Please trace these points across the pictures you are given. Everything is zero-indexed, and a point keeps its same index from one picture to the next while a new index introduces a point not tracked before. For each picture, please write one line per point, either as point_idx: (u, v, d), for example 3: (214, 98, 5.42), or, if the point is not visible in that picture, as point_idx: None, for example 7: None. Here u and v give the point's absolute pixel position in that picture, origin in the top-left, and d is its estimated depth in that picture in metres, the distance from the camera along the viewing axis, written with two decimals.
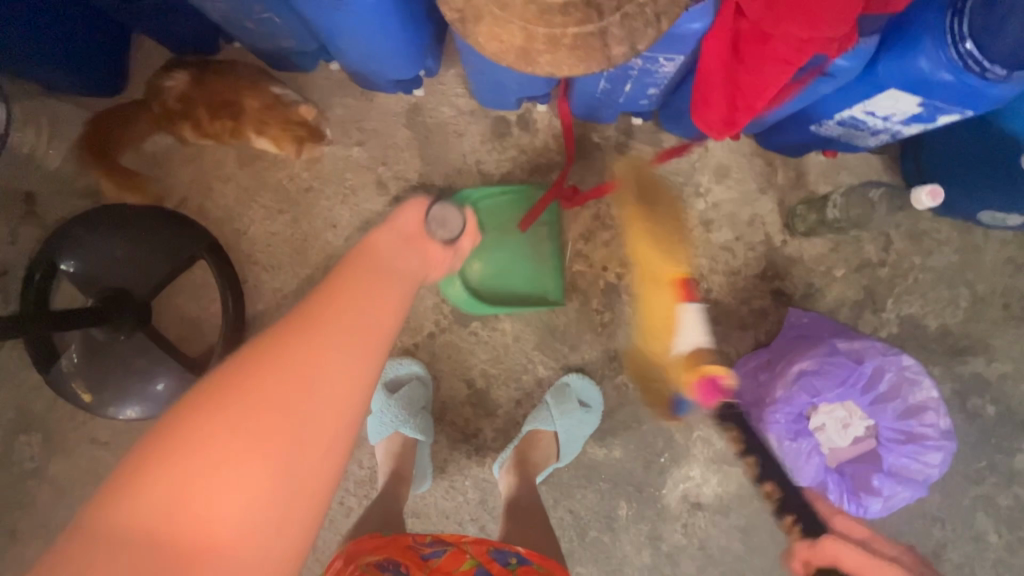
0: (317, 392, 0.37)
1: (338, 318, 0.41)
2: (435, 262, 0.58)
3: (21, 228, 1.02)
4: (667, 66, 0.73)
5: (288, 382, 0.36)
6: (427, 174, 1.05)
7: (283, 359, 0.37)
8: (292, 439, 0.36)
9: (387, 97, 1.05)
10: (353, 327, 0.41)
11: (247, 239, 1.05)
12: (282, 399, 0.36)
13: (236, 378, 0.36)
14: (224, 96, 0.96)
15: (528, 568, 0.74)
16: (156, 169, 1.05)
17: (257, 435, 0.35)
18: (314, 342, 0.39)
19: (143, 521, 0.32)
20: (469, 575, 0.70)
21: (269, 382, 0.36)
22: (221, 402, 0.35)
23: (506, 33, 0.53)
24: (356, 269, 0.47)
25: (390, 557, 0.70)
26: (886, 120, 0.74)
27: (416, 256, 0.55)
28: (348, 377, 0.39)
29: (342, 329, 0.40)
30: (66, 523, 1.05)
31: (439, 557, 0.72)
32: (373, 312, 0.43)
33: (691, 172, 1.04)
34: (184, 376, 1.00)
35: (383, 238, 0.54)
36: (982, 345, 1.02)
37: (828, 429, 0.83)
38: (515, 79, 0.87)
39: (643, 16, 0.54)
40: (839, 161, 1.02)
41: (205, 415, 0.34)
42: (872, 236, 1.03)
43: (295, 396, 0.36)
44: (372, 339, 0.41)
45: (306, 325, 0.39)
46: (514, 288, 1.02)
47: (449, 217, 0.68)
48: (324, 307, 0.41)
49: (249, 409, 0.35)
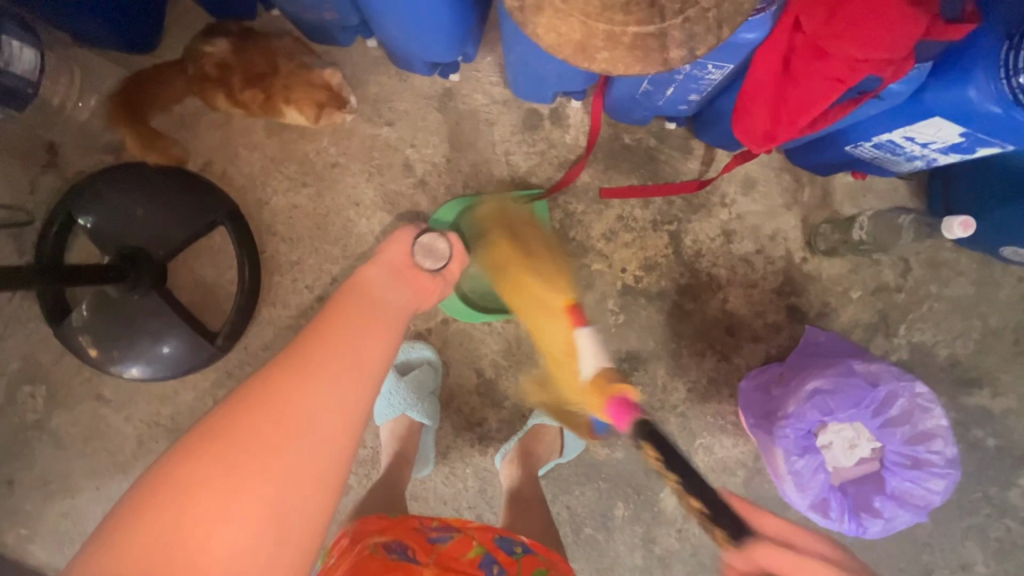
0: (314, 403, 0.40)
1: (332, 336, 0.43)
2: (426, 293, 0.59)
3: (40, 177, 1.00)
4: (714, 74, 0.72)
5: (287, 395, 0.39)
6: (454, 160, 1.05)
7: (283, 375, 0.40)
8: (294, 444, 0.38)
9: (421, 80, 1.04)
10: (346, 343, 0.43)
11: (268, 209, 1.05)
12: (283, 408, 0.39)
13: (247, 391, 0.40)
14: (260, 68, 0.96)
15: (530, 558, 0.75)
16: (183, 130, 1.04)
17: (264, 440, 0.38)
18: (312, 358, 0.41)
19: (175, 515, 0.36)
20: (476, 560, 0.71)
21: (273, 394, 0.39)
22: (234, 413, 0.39)
23: (565, 26, 0.53)
24: (357, 299, 0.49)
25: (398, 539, 0.71)
26: (924, 146, 0.75)
27: (406, 287, 0.56)
28: (343, 388, 0.41)
29: (333, 349, 0.42)
30: (67, 475, 1.05)
31: (446, 542, 0.73)
32: (364, 329, 0.45)
33: (718, 182, 1.04)
34: (195, 341, 1.00)
35: (371, 273, 0.55)
36: (989, 378, 1.03)
37: (835, 447, 0.84)
38: (556, 72, 0.87)
39: (705, 22, 0.53)
40: (866, 184, 1.03)
41: (223, 424, 0.38)
42: (892, 261, 1.03)
43: (294, 406, 0.39)
44: (363, 354, 0.43)
45: (304, 344, 0.42)
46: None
47: (439, 242, 0.67)
48: (318, 328, 0.44)
49: (258, 417, 0.38)
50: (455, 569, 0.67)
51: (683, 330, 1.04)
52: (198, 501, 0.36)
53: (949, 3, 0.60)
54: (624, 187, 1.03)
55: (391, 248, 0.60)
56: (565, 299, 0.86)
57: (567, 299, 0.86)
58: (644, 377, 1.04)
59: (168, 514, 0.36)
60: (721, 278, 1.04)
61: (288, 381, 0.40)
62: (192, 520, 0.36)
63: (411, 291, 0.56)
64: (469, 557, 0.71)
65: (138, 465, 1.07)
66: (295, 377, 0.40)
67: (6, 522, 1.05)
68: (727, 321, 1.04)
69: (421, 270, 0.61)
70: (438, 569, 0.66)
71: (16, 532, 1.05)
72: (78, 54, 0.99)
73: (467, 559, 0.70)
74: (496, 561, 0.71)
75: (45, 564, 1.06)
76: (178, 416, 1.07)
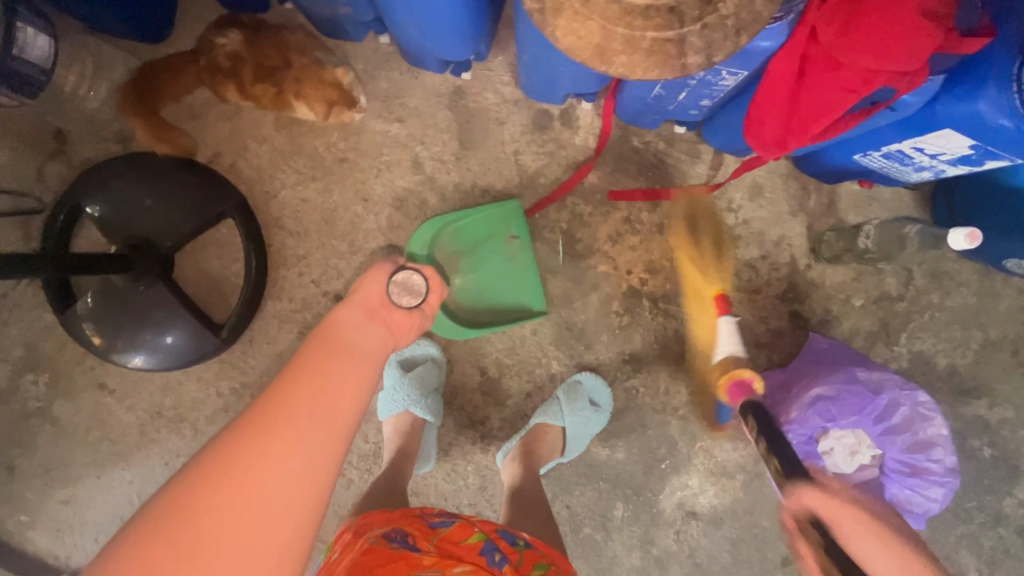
0: (277, 473, 0.39)
1: (296, 398, 0.42)
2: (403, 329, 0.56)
3: (48, 165, 1.00)
4: (728, 80, 0.72)
5: (247, 466, 0.38)
6: (463, 158, 1.05)
7: (243, 446, 0.39)
8: (253, 518, 0.37)
9: (432, 77, 1.05)
10: (311, 404, 0.42)
11: (276, 203, 1.05)
12: (244, 481, 0.38)
13: (206, 462, 0.38)
14: (272, 62, 0.97)
15: (533, 552, 0.76)
16: (193, 122, 1.04)
17: (220, 519, 0.37)
18: (274, 426, 0.40)
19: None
20: (477, 546, 0.71)
21: (235, 468, 0.38)
22: (191, 489, 0.37)
23: (585, 29, 0.54)
24: (328, 347, 0.47)
25: (398, 527, 0.72)
26: (933, 157, 0.75)
27: (383, 327, 0.54)
28: (306, 455, 0.40)
29: (299, 416, 0.41)
30: (68, 463, 1.06)
31: (446, 526, 0.74)
32: (330, 388, 0.43)
33: (725, 187, 1.05)
34: (199, 333, 1.00)
35: (343, 314, 0.52)
36: (987, 388, 1.04)
37: (836, 453, 0.85)
38: (569, 73, 0.87)
39: (723, 29, 0.54)
40: (872, 193, 1.03)
41: (179, 501, 0.37)
42: (895, 270, 1.04)
43: (253, 478, 0.38)
44: (328, 418, 0.42)
45: (267, 407, 0.41)
46: (499, 305, 1.04)
47: (415, 278, 0.63)
48: (282, 389, 0.42)
49: (216, 493, 0.37)
50: (455, 554, 0.68)
51: (687, 334, 1.05)
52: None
53: (965, 14, 0.59)
54: (631, 190, 1.04)
55: (366, 286, 0.57)
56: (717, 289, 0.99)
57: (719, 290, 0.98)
58: (646, 379, 1.05)
59: None
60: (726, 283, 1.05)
61: (248, 451, 0.39)
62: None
63: (385, 328, 0.53)
64: (470, 543, 0.72)
65: (140, 455, 1.07)
66: (255, 448, 0.39)
67: (6, 509, 1.05)
68: None
69: (396, 307, 0.57)
70: (438, 554, 0.67)
71: (16, 519, 1.05)
72: (89, 43, 0.99)
73: (467, 545, 0.71)
74: (497, 548, 0.72)
75: (45, 552, 1.06)
76: (180, 408, 1.07)
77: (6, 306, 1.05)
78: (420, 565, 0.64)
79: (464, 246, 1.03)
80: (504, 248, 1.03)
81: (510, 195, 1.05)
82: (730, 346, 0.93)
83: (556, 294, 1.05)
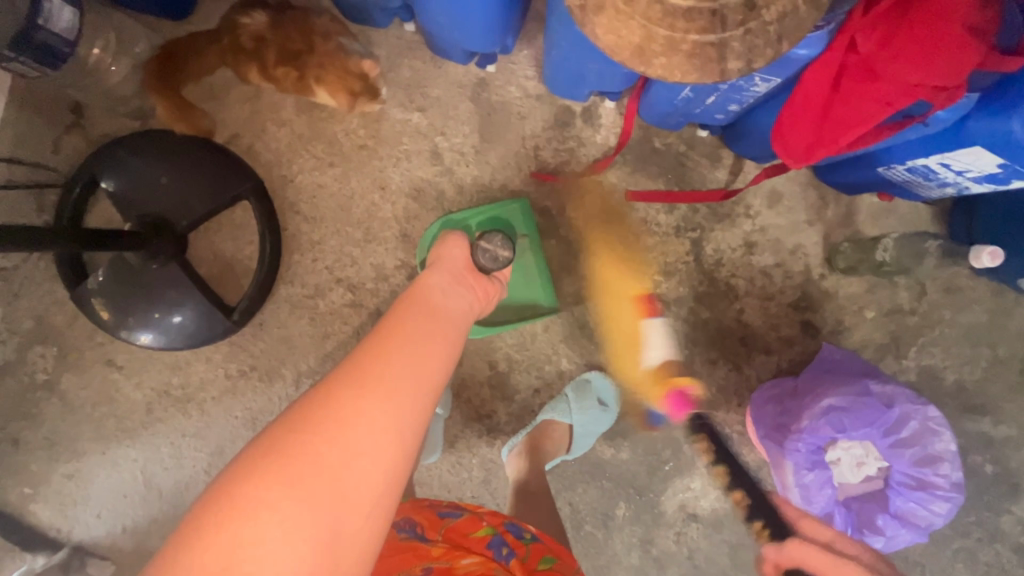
0: (371, 424, 0.40)
1: (388, 354, 0.45)
2: (483, 295, 0.68)
3: (65, 138, 0.99)
4: (760, 87, 0.72)
5: (345, 414, 0.40)
6: (483, 151, 1.04)
7: (339, 396, 0.41)
8: (349, 465, 0.39)
9: (456, 68, 1.04)
10: (402, 362, 0.45)
11: (293, 186, 1.04)
12: (345, 420, 0.40)
13: (304, 409, 0.41)
14: (295, 45, 0.95)
15: (539, 546, 0.76)
16: (213, 101, 1.03)
17: (319, 462, 0.38)
18: (368, 379, 0.42)
19: (233, 533, 0.36)
20: (485, 539, 0.73)
21: (331, 411, 0.40)
22: (289, 430, 0.40)
23: (626, 29, 0.53)
24: (408, 317, 0.51)
25: (408, 515, 0.74)
26: (959, 174, 0.75)
27: (468, 293, 0.64)
28: (396, 410, 0.42)
29: (391, 367, 0.44)
30: (73, 437, 1.06)
31: (456, 518, 0.75)
32: (420, 349, 0.47)
33: (743, 193, 1.04)
34: (210, 314, 1.00)
35: (435, 279, 0.64)
36: (993, 406, 1.05)
37: (843, 463, 0.85)
38: (596, 71, 0.86)
39: (765, 35, 0.53)
40: (890, 206, 1.03)
41: (282, 443, 0.39)
42: (908, 284, 1.04)
43: (349, 426, 0.40)
44: (418, 375, 0.45)
45: (363, 364, 0.43)
46: (507, 308, 1.02)
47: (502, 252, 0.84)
48: (374, 349, 0.45)
49: (316, 437, 0.39)
50: (462, 544, 0.70)
51: (698, 338, 1.05)
52: (251, 524, 0.37)
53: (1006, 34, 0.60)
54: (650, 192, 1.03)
55: (453, 256, 0.72)
56: (639, 288, 1.03)
57: (641, 289, 1.03)
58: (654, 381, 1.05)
59: (224, 533, 0.36)
60: (739, 288, 1.05)
61: (346, 402, 0.41)
62: (248, 541, 0.36)
63: (467, 295, 0.64)
64: (478, 535, 0.73)
65: (145, 433, 1.07)
66: (350, 398, 0.41)
67: (9, 480, 1.05)
68: (742, 332, 1.05)
69: (479, 276, 0.71)
70: (447, 544, 0.69)
71: (18, 491, 1.05)
72: None
73: (475, 538, 0.73)
74: (505, 542, 0.73)
75: (47, 525, 1.06)
76: (188, 387, 1.07)
77: (17, 279, 1.04)
78: (427, 556, 0.65)
79: None
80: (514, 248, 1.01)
81: (528, 191, 1.05)
82: (664, 351, 1.00)
83: (569, 292, 1.05)
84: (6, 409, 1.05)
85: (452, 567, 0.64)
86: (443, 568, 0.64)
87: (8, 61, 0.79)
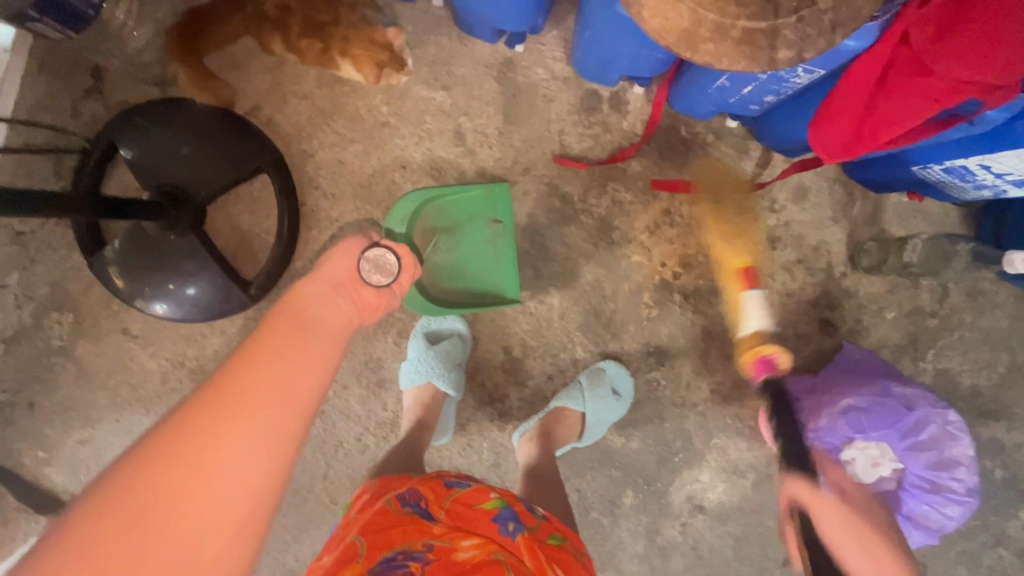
0: (236, 446, 0.37)
1: (261, 362, 0.41)
2: (369, 306, 0.61)
3: (83, 103, 0.98)
4: (801, 78, 0.70)
5: (205, 436, 0.36)
6: (506, 133, 1.03)
7: (196, 419, 0.37)
8: (207, 494, 0.35)
9: (483, 46, 1.02)
10: (276, 374, 0.41)
11: (313, 161, 1.03)
12: (211, 441, 0.36)
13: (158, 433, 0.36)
14: (321, 16, 0.93)
15: (548, 523, 0.76)
16: (234, 72, 1.01)
17: (174, 492, 0.35)
18: (232, 403, 0.38)
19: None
20: (491, 511, 0.71)
21: (198, 430, 0.37)
22: (151, 451, 0.36)
23: (674, 11, 0.52)
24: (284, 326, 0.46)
25: (413, 488, 0.73)
26: (998, 176, 0.74)
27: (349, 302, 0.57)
28: (272, 415, 0.39)
29: (265, 379, 0.40)
30: (88, 403, 1.06)
31: (463, 488, 0.74)
32: (300, 359, 0.43)
33: (770, 187, 1.03)
34: (226, 287, 0.99)
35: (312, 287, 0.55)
36: (1006, 411, 1.04)
37: (857, 464, 0.84)
38: (629, 55, 0.84)
39: (819, 24, 0.52)
40: (919, 206, 1.02)
41: (129, 477, 0.35)
42: (931, 285, 1.03)
43: (210, 453, 0.36)
44: (291, 384, 0.41)
45: (230, 369, 0.40)
46: (467, 288, 1.04)
47: (388, 256, 0.72)
48: (242, 362, 0.40)
49: (171, 467, 0.35)
50: (466, 523, 0.68)
51: (714, 331, 1.04)
52: (90, 573, 0.32)
53: None
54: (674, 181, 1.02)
55: (335, 265, 0.62)
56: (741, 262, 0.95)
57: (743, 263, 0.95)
58: (669, 372, 1.05)
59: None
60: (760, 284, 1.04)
61: (211, 421, 0.37)
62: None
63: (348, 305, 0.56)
64: (484, 508, 0.71)
65: (159, 403, 1.07)
66: (217, 414, 0.37)
67: (23, 444, 1.06)
68: None
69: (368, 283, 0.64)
70: (449, 524, 0.67)
71: (33, 454, 1.06)
72: None
73: (481, 510, 0.71)
74: (513, 517, 0.71)
75: (61, 489, 1.07)
76: (202, 359, 1.07)
77: (34, 244, 1.04)
78: (430, 532, 0.64)
79: (447, 221, 1.03)
80: (486, 229, 1.03)
81: (550, 175, 1.03)
82: (757, 322, 0.88)
83: (587, 280, 1.04)
84: (21, 373, 1.05)
85: (452, 549, 0.63)
86: (443, 549, 0.62)
87: (33, 21, 0.78)
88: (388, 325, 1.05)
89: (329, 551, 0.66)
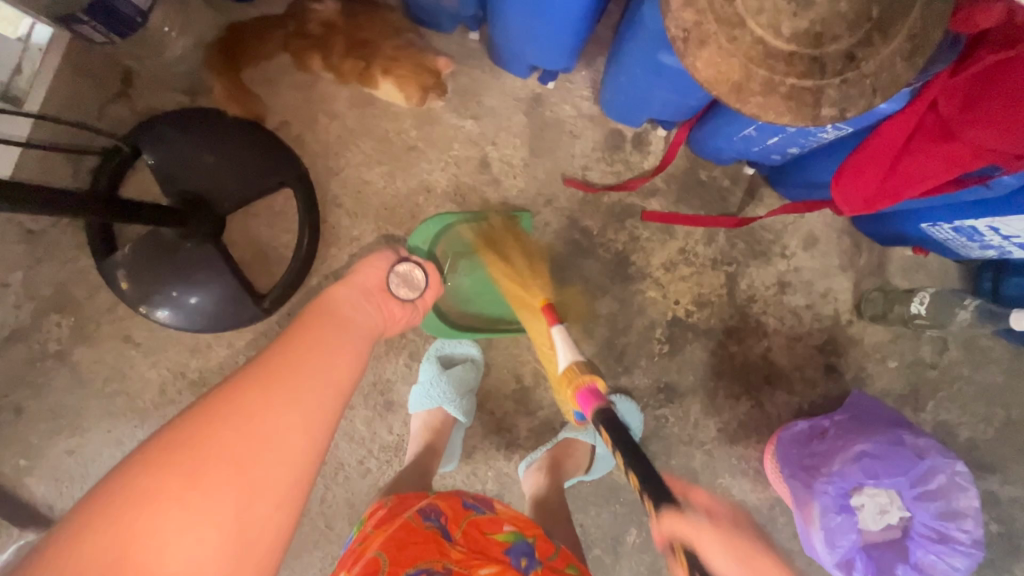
0: (278, 423, 0.43)
1: (298, 359, 0.48)
2: (392, 316, 0.66)
3: (110, 106, 0.98)
4: (829, 133, 0.75)
5: (253, 410, 0.42)
6: (532, 165, 1.05)
7: (245, 396, 0.43)
8: (257, 461, 0.41)
9: (513, 81, 1.05)
10: (311, 369, 0.47)
11: (337, 179, 1.03)
12: (257, 417, 0.42)
13: (210, 407, 0.42)
14: (364, 36, 0.95)
15: (566, 553, 0.75)
16: (268, 87, 1.02)
17: (228, 455, 0.40)
18: (272, 387, 0.44)
19: (141, 523, 0.36)
20: (504, 544, 0.69)
21: (244, 407, 0.42)
22: (202, 421, 0.41)
23: (726, 65, 0.55)
24: (317, 327, 0.52)
25: (433, 502, 0.71)
26: (1006, 239, 0.78)
27: (376, 310, 0.63)
28: (308, 401, 0.45)
29: (302, 372, 0.46)
30: (79, 411, 1.02)
31: (479, 512, 0.72)
32: (332, 356, 0.49)
33: (781, 233, 1.06)
34: (237, 298, 0.98)
35: (340, 293, 0.62)
36: (1001, 465, 1.07)
37: (866, 510, 0.86)
38: (661, 99, 0.87)
39: (860, 86, 0.54)
40: (921, 261, 1.06)
41: (185, 442, 0.40)
42: (932, 338, 1.07)
43: (259, 425, 0.42)
44: (325, 377, 0.47)
45: (272, 360, 0.46)
46: (481, 313, 1.03)
47: (416, 272, 0.71)
48: (283, 356, 0.47)
49: (220, 436, 0.41)
50: (479, 550, 0.66)
51: (724, 370, 1.06)
52: (153, 518, 0.37)
53: None
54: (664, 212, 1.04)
55: (365, 272, 0.67)
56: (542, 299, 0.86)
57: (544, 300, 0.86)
58: (677, 410, 1.05)
59: (129, 521, 0.36)
60: (769, 326, 1.06)
61: (256, 399, 0.43)
62: (151, 533, 0.36)
63: (375, 315, 0.62)
64: (497, 538, 0.69)
65: (155, 415, 1.04)
66: (262, 394, 0.43)
67: (5, 450, 1.01)
68: (768, 369, 1.06)
69: (392, 295, 0.67)
70: (465, 548, 0.66)
71: (14, 462, 1.01)
72: None
73: (494, 540, 0.69)
74: (527, 551, 0.69)
75: (39, 500, 1.02)
76: (206, 371, 1.04)
77: (42, 243, 1.01)
78: (449, 555, 0.63)
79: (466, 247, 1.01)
80: None
81: (571, 209, 1.05)
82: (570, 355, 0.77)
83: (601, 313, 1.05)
84: (11, 376, 1.01)
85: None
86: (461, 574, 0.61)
87: (79, 23, 0.80)
88: (400, 347, 1.04)
89: (346, 567, 0.63)
